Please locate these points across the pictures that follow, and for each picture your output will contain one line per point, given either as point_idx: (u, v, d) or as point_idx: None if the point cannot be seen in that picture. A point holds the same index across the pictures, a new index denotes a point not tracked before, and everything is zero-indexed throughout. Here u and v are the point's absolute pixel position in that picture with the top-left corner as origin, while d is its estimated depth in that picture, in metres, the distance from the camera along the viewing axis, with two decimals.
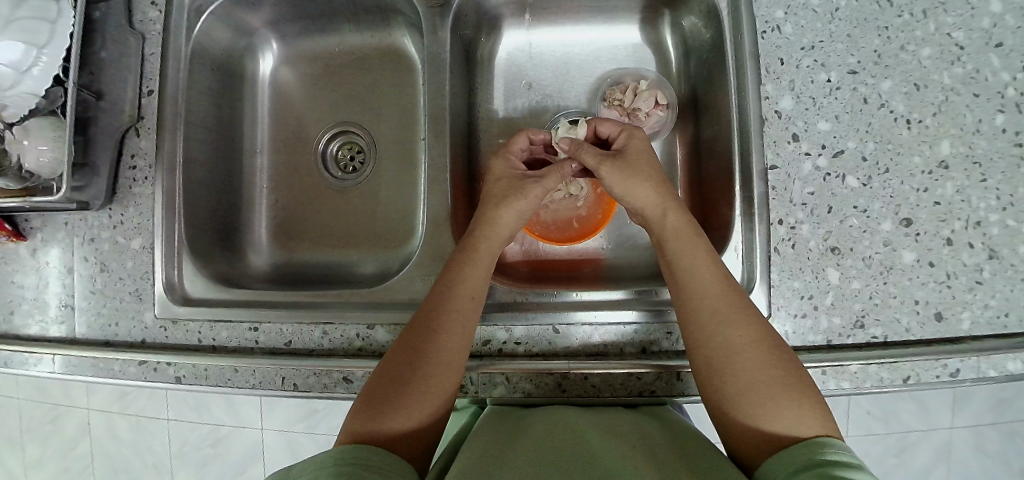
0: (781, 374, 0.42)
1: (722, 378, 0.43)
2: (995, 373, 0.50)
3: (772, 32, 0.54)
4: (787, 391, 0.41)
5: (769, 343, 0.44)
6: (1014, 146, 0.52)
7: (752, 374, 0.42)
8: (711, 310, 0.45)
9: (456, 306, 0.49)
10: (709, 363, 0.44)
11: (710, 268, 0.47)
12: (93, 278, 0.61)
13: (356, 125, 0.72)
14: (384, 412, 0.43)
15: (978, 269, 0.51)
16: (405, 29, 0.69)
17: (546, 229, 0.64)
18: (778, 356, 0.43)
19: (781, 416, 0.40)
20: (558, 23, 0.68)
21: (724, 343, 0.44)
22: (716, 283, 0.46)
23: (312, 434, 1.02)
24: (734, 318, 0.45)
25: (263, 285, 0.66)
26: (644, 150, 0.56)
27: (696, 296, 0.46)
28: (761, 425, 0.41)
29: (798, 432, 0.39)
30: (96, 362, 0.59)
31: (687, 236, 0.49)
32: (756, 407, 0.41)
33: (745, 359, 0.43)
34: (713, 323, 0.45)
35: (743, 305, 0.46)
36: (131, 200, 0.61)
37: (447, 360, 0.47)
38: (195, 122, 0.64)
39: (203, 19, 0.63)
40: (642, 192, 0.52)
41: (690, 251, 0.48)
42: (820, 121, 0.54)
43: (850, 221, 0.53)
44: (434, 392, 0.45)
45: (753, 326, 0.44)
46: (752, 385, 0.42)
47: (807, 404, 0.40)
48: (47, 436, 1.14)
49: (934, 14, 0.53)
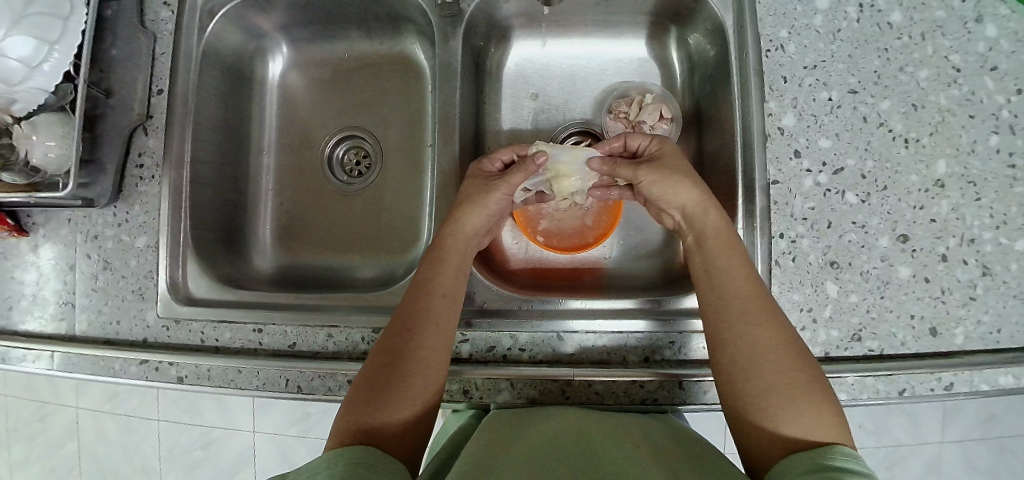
0: (806, 381, 0.42)
1: (751, 378, 0.42)
2: (987, 387, 0.52)
3: (775, 51, 0.56)
4: (810, 397, 0.41)
5: (796, 350, 0.43)
6: (1007, 166, 0.54)
7: (777, 377, 0.42)
8: (740, 312, 0.45)
9: (435, 302, 0.49)
10: (732, 360, 0.44)
11: (743, 269, 0.47)
12: (95, 276, 0.60)
13: (363, 130, 0.72)
14: (366, 413, 0.43)
15: (972, 286, 0.53)
16: (415, 37, 0.69)
17: (585, 233, 0.64)
18: (801, 357, 0.43)
19: (800, 422, 0.40)
20: (566, 36, 0.69)
21: (751, 343, 0.43)
22: (748, 284, 0.46)
23: (304, 439, 1.02)
24: (761, 320, 0.44)
25: (265, 286, 0.66)
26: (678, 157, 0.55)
27: (728, 295, 0.46)
28: (778, 430, 0.40)
29: (813, 438, 0.39)
30: (96, 360, 0.58)
31: (725, 238, 0.49)
32: (777, 408, 0.41)
33: (771, 362, 0.42)
34: (740, 326, 0.44)
35: (771, 308, 0.45)
36: (137, 198, 0.61)
37: (426, 358, 0.46)
38: (203, 122, 0.64)
39: (215, 20, 0.63)
40: (678, 193, 0.51)
41: (726, 248, 0.48)
42: (821, 138, 0.55)
43: (848, 236, 0.54)
44: (418, 390, 0.45)
45: (782, 327, 0.44)
46: (779, 387, 0.41)
47: (828, 407, 0.41)
48: (33, 436, 1.12)
49: (931, 37, 0.55)
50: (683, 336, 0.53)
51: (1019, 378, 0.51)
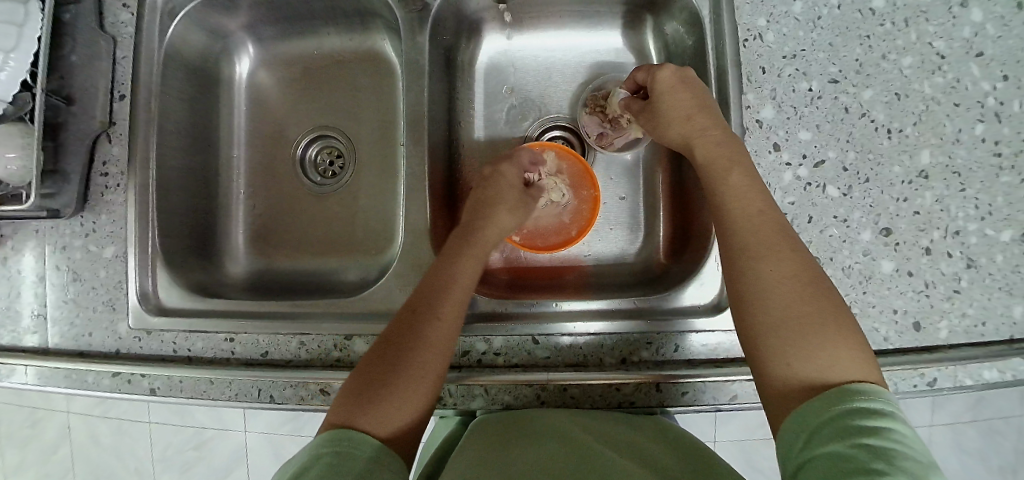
0: (819, 313, 0.40)
1: (759, 312, 0.41)
2: (972, 382, 0.50)
3: (753, 40, 0.54)
4: (825, 331, 0.39)
5: (810, 282, 0.41)
6: (993, 155, 0.52)
7: (786, 313, 0.40)
8: (747, 245, 0.44)
9: (461, 283, 0.50)
10: (741, 294, 0.43)
11: (750, 202, 0.46)
12: (65, 287, 0.59)
13: (335, 129, 0.71)
14: (372, 389, 0.44)
15: (956, 278, 0.51)
16: (385, 32, 0.67)
17: (567, 228, 0.62)
18: (822, 293, 0.41)
19: (815, 357, 0.38)
20: (540, 28, 0.67)
21: (758, 277, 0.42)
22: (755, 217, 0.45)
23: (296, 436, 1.02)
24: (768, 252, 0.43)
25: (239, 293, 0.65)
26: (672, 80, 0.54)
27: (734, 231, 0.45)
28: (794, 370, 0.38)
29: (830, 374, 0.37)
30: (69, 373, 0.57)
31: (720, 164, 0.48)
32: (790, 344, 0.39)
33: (780, 296, 0.41)
34: (747, 259, 0.43)
35: (784, 240, 0.44)
36: (104, 208, 0.60)
37: (440, 329, 0.47)
38: (169, 127, 0.62)
39: (176, 21, 0.61)
40: (669, 131, 0.55)
41: (732, 187, 0.47)
42: (801, 130, 0.53)
43: (830, 231, 0.52)
44: (423, 363, 0.45)
45: (793, 261, 0.42)
46: (791, 319, 0.40)
47: (850, 347, 0.38)
48: (27, 441, 1.12)
49: (915, 23, 0.53)
50: (660, 336, 0.52)
51: (1003, 372, 0.50)
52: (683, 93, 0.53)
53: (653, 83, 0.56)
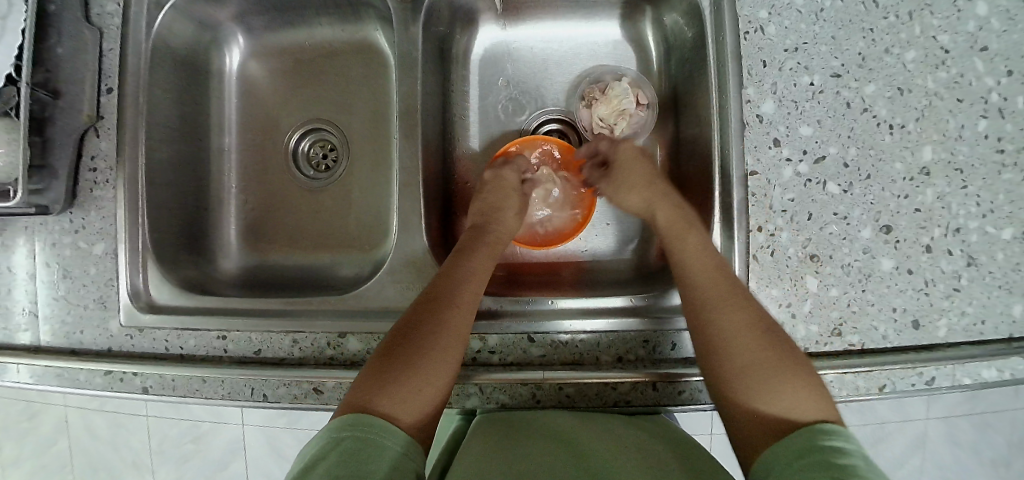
0: (774, 358, 0.43)
1: (722, 365, 0.44)
2: (970, 380, 0.50)
3: (754, 33, 0.53)
4: (784, 373, 0.42)
5: (762, 329, 0.44)
6: (996, 152, 0.51)
7: (743, 361, 0.43)
8: (706, 296, 0.46)
9: (476, 276, 0.51)
10: (705, 346, 0.45)
11: (704, 253, 0.49)
12: (55, 285, 0.59)
13: (327, 122, 0.70)
14: (388, 376, 0.43)
15: (956, 277, 0.51)
16: (377, 23, 0.66)
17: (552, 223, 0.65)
18: (773, 337, 0.44)
19: (781, 399, 0.41)
20: (536, 19, 0.66)
21: (719, 331, 0.45)
22: (713, 268, 0.48)
23: (293, 429, 1.02)
24: (726, 303, 0.46)
25: (230, 290, 0.64)
26: (634, 153, 0.60)
27: (695, 284, 0.48)
28: (765, 415, 0.41)
29: (794, 415, 0.40)
30: (59, 372, 0.57)
31: (680, 225, 0.52)
32: (754, 391, 0.42)
33: (739, 347, 0.44)
34: (706, 313, 0.46)
35: (734, 289, 0.47)
36: (93, 205, 0.59)
37: (458, 316, 0.47)
38: (157, 121, 0.61)
39: (164, 12, 0.59)
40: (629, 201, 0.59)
41: (688, 247, 0.50)
42: (801, 126, 0.52)
43: (829, 228, 0.52)
44: (443, 350, 0.45)
45: (746, 311, 0.45)
46: (750, 368, 0.43)
47: (805, 383, 0.42)
48: (24, 434, 1.12)
49: (919, 16, 0.52)
50: (657, 333, 0.52)
51: (1002, 371, 0.50)
52: (643, 166, 0.59)
53: (616, 152, 0.62)
